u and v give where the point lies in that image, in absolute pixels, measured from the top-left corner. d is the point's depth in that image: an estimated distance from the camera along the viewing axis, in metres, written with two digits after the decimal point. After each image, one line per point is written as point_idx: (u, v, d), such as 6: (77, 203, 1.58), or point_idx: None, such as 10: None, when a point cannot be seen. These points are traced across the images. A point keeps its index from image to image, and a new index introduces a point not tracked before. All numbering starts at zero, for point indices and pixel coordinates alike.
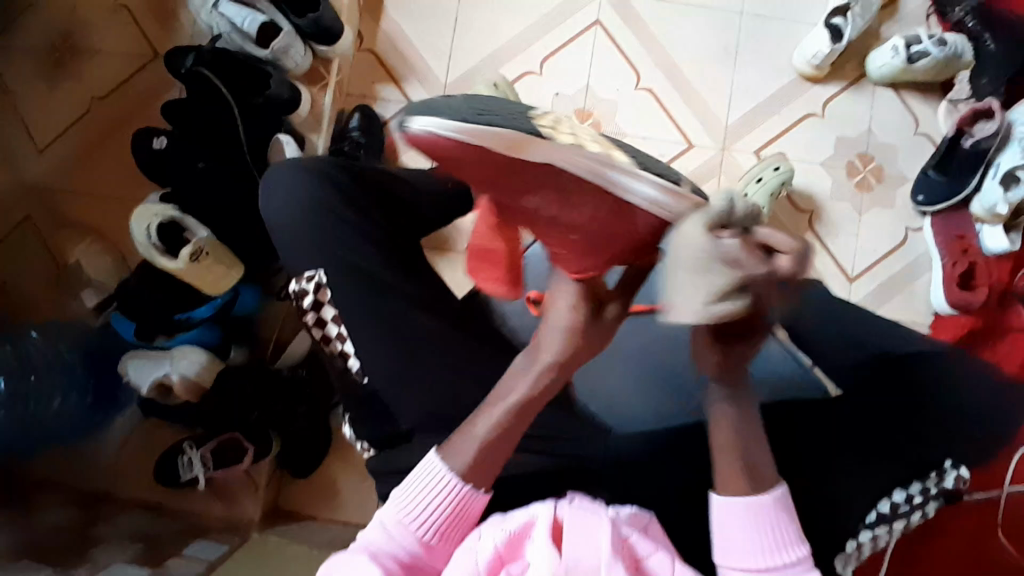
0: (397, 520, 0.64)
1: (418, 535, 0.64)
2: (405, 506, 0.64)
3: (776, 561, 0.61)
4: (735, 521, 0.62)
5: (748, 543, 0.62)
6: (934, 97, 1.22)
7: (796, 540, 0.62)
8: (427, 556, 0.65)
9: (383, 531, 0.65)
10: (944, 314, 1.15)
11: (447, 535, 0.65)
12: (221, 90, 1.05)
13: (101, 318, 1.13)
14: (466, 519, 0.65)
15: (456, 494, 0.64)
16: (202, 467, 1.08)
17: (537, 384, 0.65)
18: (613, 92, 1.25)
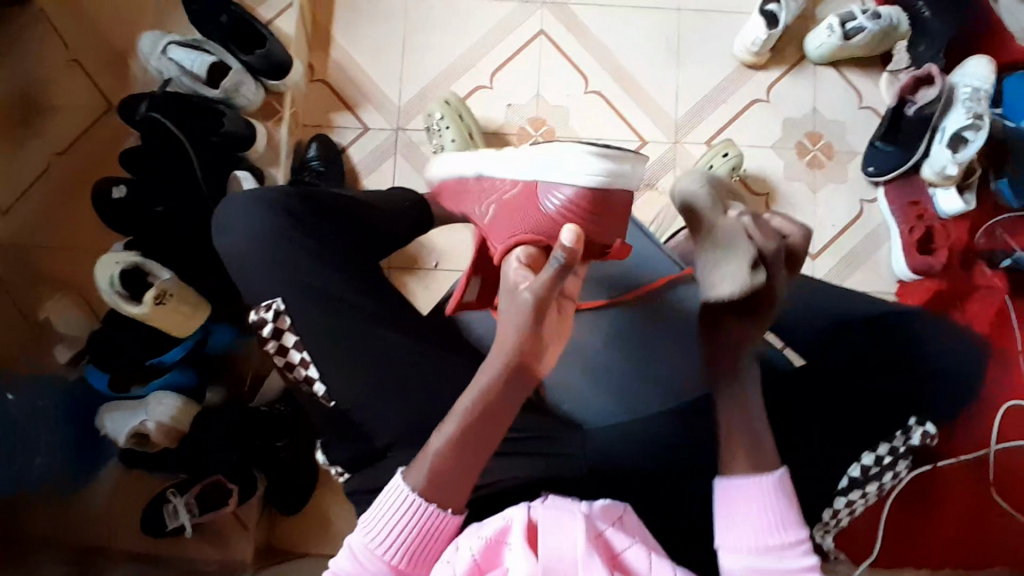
0: (363, 545, 0.66)
1: (387, 559, 0.65)
2: (370, 530, 0.66)
3: (775, 541, 0.65)
4: (740, 503, 0.66)
5: (748, 522, 0.66)
6: (875, 72, 1.26)
7: (797, 522, 0.66)
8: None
9: (353, 556, 0.66)
10: (907, 280, 1.18)
11: (418, 556, 0.66)
12: (174, 132, 1.06)
13: (77, 370, 1.11)
14: (436, 539, 0.66)
15: (418, 515, 0.65)
16: (188, 514, 1.07)
17: (490, 385, 0.63)
18: (564, 97, 1.27)
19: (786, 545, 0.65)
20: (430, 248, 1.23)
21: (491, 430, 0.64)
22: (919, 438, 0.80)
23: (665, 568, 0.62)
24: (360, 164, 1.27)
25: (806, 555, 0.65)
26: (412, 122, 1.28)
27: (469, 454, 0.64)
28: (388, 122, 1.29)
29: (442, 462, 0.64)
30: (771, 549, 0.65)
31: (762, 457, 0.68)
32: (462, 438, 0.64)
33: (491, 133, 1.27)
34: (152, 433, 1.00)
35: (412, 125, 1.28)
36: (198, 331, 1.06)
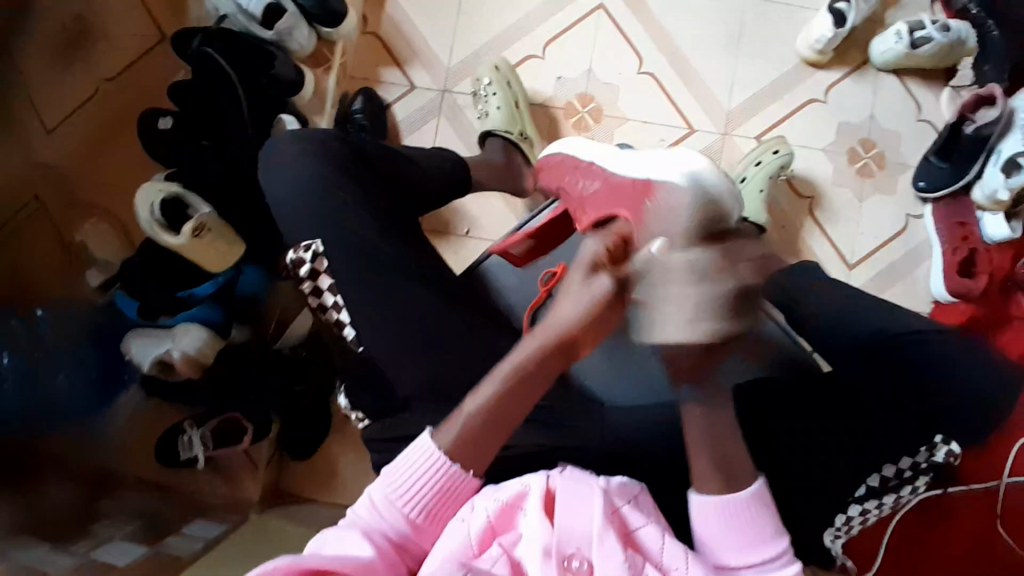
0: (385, 498, 0.65)
1: (407, 513, 0.64)
2: (392, 482, 0.65)
3: (756, 555, 0.65)
4: (714, 524, 0.66)
5: (730, 540, 0.65)
6: (937, 85, 1.22)
7: (773, 535, 0.66)
8: (418, 533, 0.64)
9: (371, 510, 0.65)
10: (944, 302, 1.16)
11: (436, 515, 0.65)
12: (224, 69, 1.05)
13: (106, 296, 1.14)
14: (456, 499, 0.66)
15: (449, 472, 0.65)
16: (202, 446, 1.08)
17: (492, 395, 0.64)
18: (615, 76, 1.25)
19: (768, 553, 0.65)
20: (462, 214, 1.22)
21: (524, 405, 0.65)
22: (944, 457, 0.78)
23: (676, 550, 0.62)
24: (403, 121, 1.26)
25: (786, 565, 0.65)
26: (459, 86, 1.27)
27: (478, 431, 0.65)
28: (434, 82, 1.27)
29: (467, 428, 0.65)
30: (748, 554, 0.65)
31: (734, 474, 0.67)
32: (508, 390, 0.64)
33: (538, 106, 1.26)
34: (176, 361, 1.00)
35: (459, 89, 1.27)
36: (228, 271, 1.07)
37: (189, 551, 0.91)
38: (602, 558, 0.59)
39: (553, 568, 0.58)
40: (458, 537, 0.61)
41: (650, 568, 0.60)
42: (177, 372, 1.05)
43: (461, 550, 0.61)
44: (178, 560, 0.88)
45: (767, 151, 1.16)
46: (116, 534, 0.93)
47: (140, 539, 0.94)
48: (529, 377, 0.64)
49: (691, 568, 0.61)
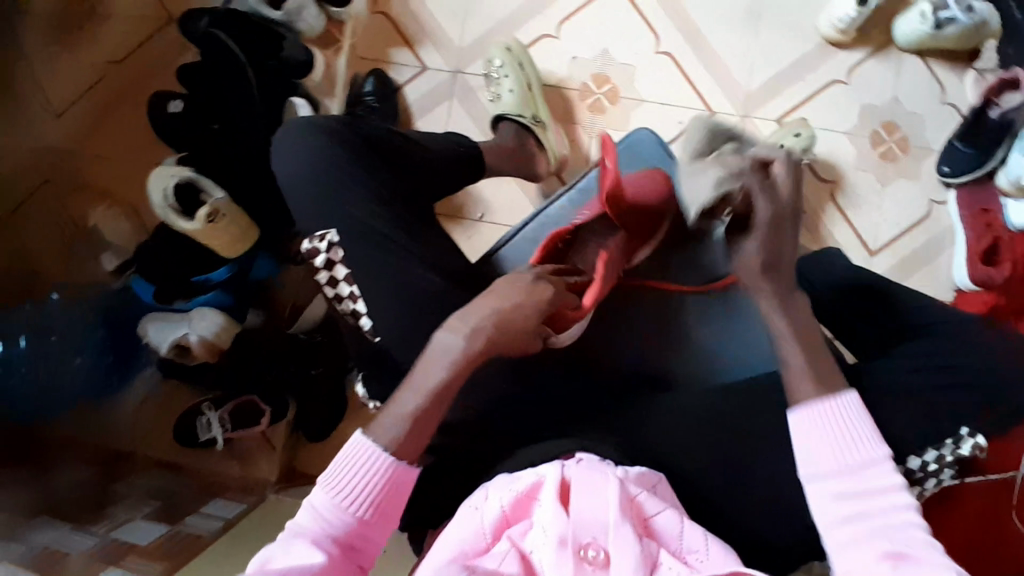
0: (326, 500, 0.63)
1: (351, 510, 0.62)
2: (333, 484, 0.63)
3: (854, 457, 0.62)
4: (816, 433, 0.64)
5: (826, 447, 0.63)
6: (962, 66, 1.18)
7: (874, 438, 0.63)
8: (369, 529, 0.63)
9: (314, 513, 0.62)
10: (966, 290, 1.13)
11: (383, 512, 0.64)
12: (233, 51, 1.03)
13: (123, 279, 1.12)
14: (398, 494, 0.64)
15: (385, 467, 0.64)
16: (220, 428, 1.10)
17: (423, 400, 0.66)
18: (631, 56, 1.22)
19: (872, 464, 0.62)
20: (476, 197, 1.21)
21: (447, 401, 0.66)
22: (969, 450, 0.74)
23: (695, 529, 0.62)
24: (415, 104, 1.24)
25: (888, 469, 0.62)
26: (471, 66, 1.24)
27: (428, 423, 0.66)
28: (446, 63, 1.25)
29: (416, 422, 0.65)
30: (850, 471, 0.62)
31: (832, 382, 0.67)
32: (456, 372, 0.66)
33: (551, 87, 1.23)
34: (194, 346, 1.01)
35: (471, 69, 1.24)
36: (243, 258, 1.07)
37: (209, 530, 0.92)
38: (619, 545, 0.58)
39: (568, 557, 0.58)
40: (472, 526, 0.61)
41: (665, 554, 0.60)
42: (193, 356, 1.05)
43: (475, 540, 0.61)
44: (197, 539, 0.89)
45: (789, 134, 1.13)
46: (134, 515, 0.95)
47: (160, 518, 0.95)
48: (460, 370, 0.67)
49: (711, 547, 0.61)
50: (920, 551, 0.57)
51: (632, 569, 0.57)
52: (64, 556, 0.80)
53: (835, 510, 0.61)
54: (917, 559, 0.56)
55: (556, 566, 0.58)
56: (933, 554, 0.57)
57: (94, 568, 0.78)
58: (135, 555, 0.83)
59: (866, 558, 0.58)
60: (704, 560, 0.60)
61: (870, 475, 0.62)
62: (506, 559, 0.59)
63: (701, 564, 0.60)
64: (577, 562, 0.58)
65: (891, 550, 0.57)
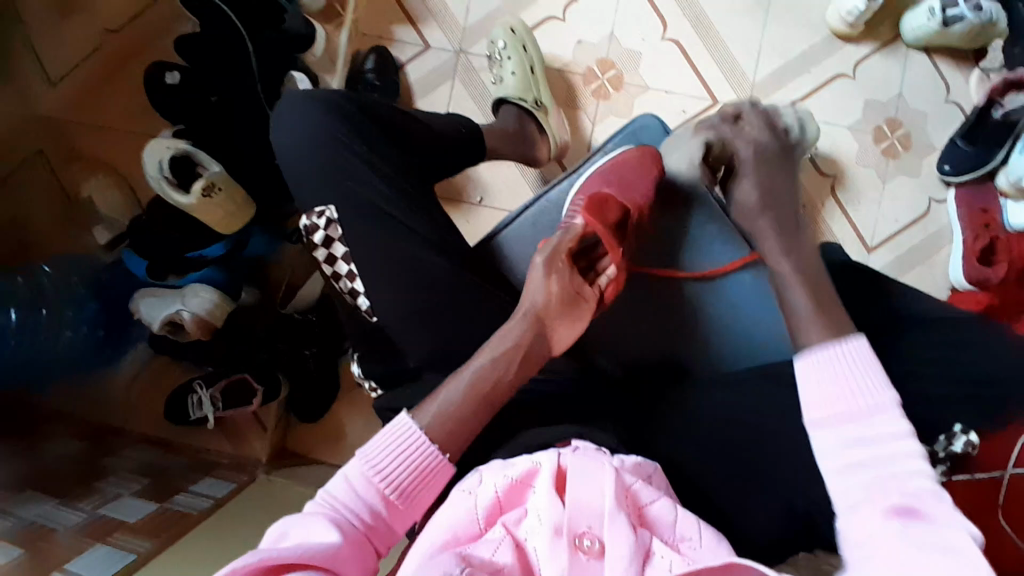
0: (361, 475, 0.60)
1: (382, 490, 0.60)
2: (369, 457, 0.61)
3: (854, 403, 0.58)
4: (823, 369, 0.62)
5: (829, 390, 0.60)
6: (967, 65, 1.17)
7: (882, 385, 0.59)
8: (393, 515, 0.60)
9: (346, 485, 0.59)
10: (961, 289, 1.13)
11: (413, 497, 0.61)
12: (234, 22, 1.02)
13: (113, 254, 1.12)
14: (433, 481, 0.62)
15: (424, 453, 0.62)
16: (212, 407, 1.06)
17: (460, 396, 0.66)
18: (638, 42, 1.21)
19: (880, 408, 0.57)
20: (477, 180, 1.20)
21: (498, 396, 0.68)
22: (962, 448, 0.72)
23: (689, 518, 0.62)
24: (417, 83, 1.23)
25: (893, 417, 0.57)
26: (475, 46, 1.22)
27: (469, 427, 0.65)
28: (449, 43, 1.22)
29: (456, 420, 0.65)
30: (861, 415, 0.57)
31: (842, 329, 0.65)
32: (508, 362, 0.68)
33: (555, 71, 1.22)
34: (187, 323, 0.99)
35: (474, 50, 1.22)
36: (237, 234, 1.04)
37: (198, 508, 0.91)
38: (612, 534, 0.57)
39: (562, 546, 0.58)
40: (465, 510, 0.61)
41: (659, 543, 0.59)
42: (186, 333, 1.04)
43: (469, 528, 0.60)
44: (186, 515, 0.88)
45: None
46: (124, 491, 0.94)
47: (148, 495, 0.94)
48: (512, 364, 0.68)
49: (704, 535, 0.61)
50: (932, 507, 0.51)
51: (625, 561, 0.56)
52: (51, 532, 0.79)
53: (840, 459, 0.56)
54: (929, 518, 0.50)
55: (549, 554, 0.58)
56: (946, 509, 0.50)
57: (82, 544, 0.78)
58: (125, 530, 0.82)
59: (873, 513, 0.52)
60: (696, 547, 0.60)
61: (879, 421, 0.56)
62: (500, 547, 0.59)
63: (694, 552, 0.60)
64: (571, 551, 0.57)
65: (901, 505, 0.51)
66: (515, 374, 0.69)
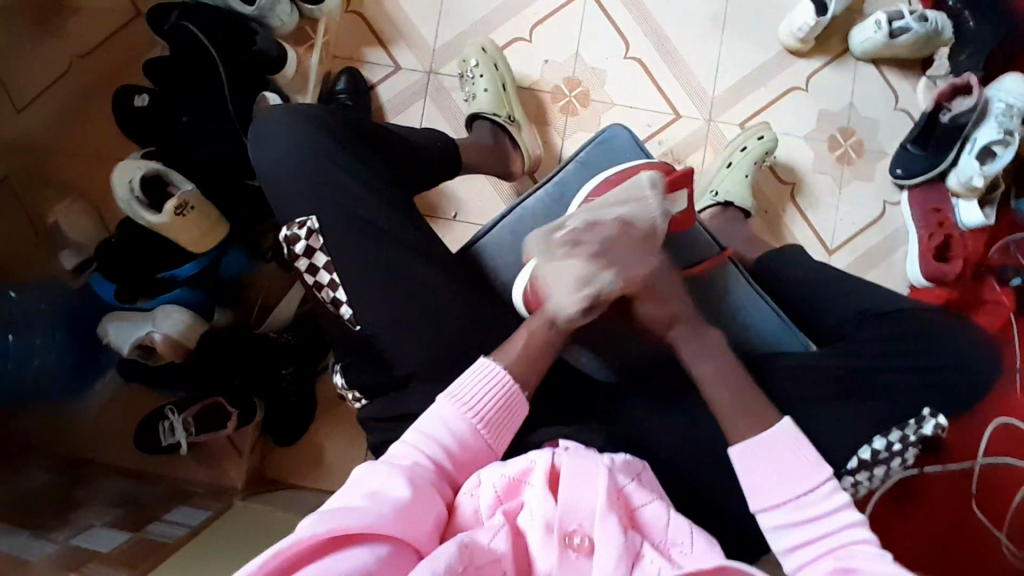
0: (454, 410, 0.67)
1: (473, 423, 0.67)
2: (460, 396, 0.68)
3: (793, 488, 0.65)
4: (755, 464, 0.68)
5: (767, 475, 0.67)
6: (913, 75, 1.24)
7: (815, 463, 0.66)
8: (477, 447, 0.67)
9: (441, 422, 0.66)
10: (919, 286, 1.18)
11: (497, 429, 0.68)
12: (203, 42, 1.02)
13: (80, 279, 1.09)
14: (512, 415, 0.70)
15: (508, 387, 0.69)
16: (184, 432, 1.04)
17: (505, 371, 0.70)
18: (603, 60, 1.25)
19: (815, 488, 0.65)
20: (451, 197, 1.21)
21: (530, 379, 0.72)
22: (931, 430, 0.77)
23: (681, 524, 0.62)
24: (390, 103, 1.25)
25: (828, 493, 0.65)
26: (446, 67, 1.25)
27: (535, 360, 0.72)
28: (420, 63, 1.25)
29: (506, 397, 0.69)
30: (795, 500, 0.65)
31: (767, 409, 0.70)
32: (539, 348, 0.73)
33: (526, 89, 1.25)
34: (158, 344, 0.97)
35: (445, 70, 1.25)
36: (213, 252, 1.04)
37: (173, 537, 0.88)
38: (603, 536, 0.57)
39: (554, 545, 0.58)
40: (467, 510, 0.61)
41: (648, 547, 0.59)
42: (158, 356, 1.02)
43: (472, 522, 0.61)
44: (164, 544, 0.85)
45: (753, 136, 1.17)
46: (97, 521, 0.91)
47: (123, 525, 0.91)
48: (539, 355, 0.73)
49: (696, 541, 0.61)
50: (863, 563, 0.60)
51: (614, 561, 0.57)
52: (22, 563, 0.76)
53: (783, 542, 0.65)
54: (868, 572, 0.58)
55: (542, 553, 0.58)
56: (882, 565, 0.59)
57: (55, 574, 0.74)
58: (101, 559, 0.79)
59: (821, 574, 0.61)
60: (687, 552, 0.60)
61: (813, 499, 0.65)
62: (497, 535, 0.57)
63: (684, 558, 0.60)
64: (561, 550, 0.58)
65: (841, 566, 0.60)
66: (541, 357, 0.73)
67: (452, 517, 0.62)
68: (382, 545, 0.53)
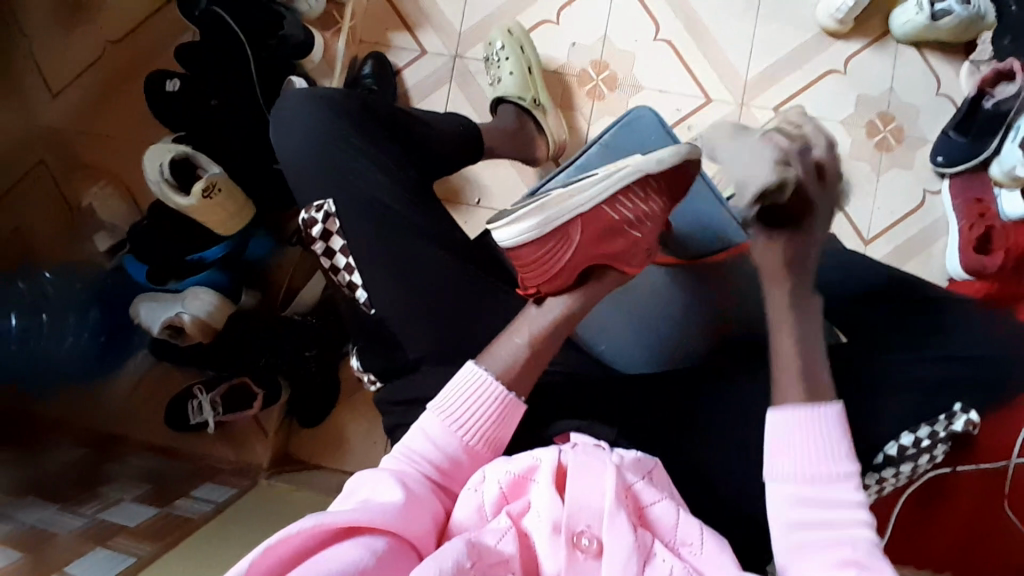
0: (441, 426, 0.66)
1: (461, 438, 0.66)
2: (447, 411, 0.66)
3: (819, 472, 0.62)
4: (788, 438, 0.64)
5: (803, 450, 0.63)
6: (956, 58, 1.19)
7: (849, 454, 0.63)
8: (469, 462, 0.66)
9: (427, 438, 0.65)
10: (958, 278, 1.14)
11: (489, 441, 0.67)
12: (230, 26, 1.02)
13: (114, 261, 1.12)
14: (506, 425, 0.68)
15: (500, 399, 0.68)
16: (212, 412, 1.08)
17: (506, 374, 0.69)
18: (631, 44, 1.23)
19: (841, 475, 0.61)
20: (475, 182, 1.21)
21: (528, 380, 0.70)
22: (961, 426, 0.74)
23: (691, 523, 0.61)
24: (415, 88, 1.24)
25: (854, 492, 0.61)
26: (471, 51, 1.24)
27: (537, 361, 0.71)
28: (445, 47, 1.24)
29: (504, 405, 0.68)
30: (813, 480, 0.62)
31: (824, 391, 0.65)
32: (538, 352, 0.71)
33: (551, 73, 1.24)
34: (187, 325, 1.00)
35: (471, 54, 1.24)
36: (238, 235, 1.05)
37: (198, 513, 0.91)
38: (611, 537, 0.57)
39: (561, 545, 0.57)
40: (471, 507, 0.61)
41: (659, 544, 0.59)
42: (187, 337, 1.04)
43: (475, 519, 0.61)
44: (187, 521, 0.87)
45: None
46: (125, 497, 0.94)
47: (149, 501, 0.94)
48: (536, 362, 0.71)
49: (706, 542, 0.60)
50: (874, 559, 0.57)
51: (623, 562, 0.56)
52: (51, 535, 0.79)
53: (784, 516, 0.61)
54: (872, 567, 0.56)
55: (549, 554, 0.57)
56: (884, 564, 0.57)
57: (82, 547, 0.77)
58: (125, 534, 0.82)
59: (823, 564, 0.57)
60: (697, 553, 0.60)
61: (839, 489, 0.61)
62: (505, 537, 0.58)
63: (695, 559, 0.59)
64: (569, 551, 0.57)
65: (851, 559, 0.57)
66: (538, 358, 0.71)
67: (449, 521, 0.61)
68: (376, 541, 0.52)
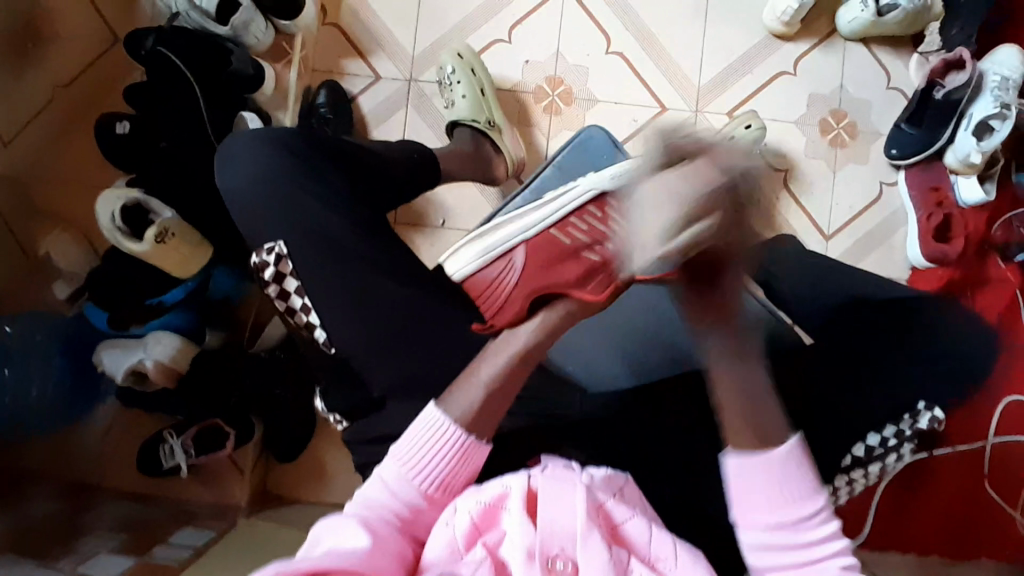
0: (397, 474, 0.64)
1: (419, 486, 0.63)
2: (403, 459, 0.64)
3: (790, 515, 0.58)
4: (752, 478, 0.59)
5: (765, 498, 0.59)
6: (905, 52, 1.21)
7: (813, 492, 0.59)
8: (429, 508, 0.64)
9: (384, 487, 0.63)
10: (921, 268, 1.15)
11: (449, 486, 0.64)
12: (180, 68, 1.02)
13: (75, 308, 1.11)
14: (467, 469, 0.65)
15: (460, 443, 0.65)
16: (184, 454, 1.06)
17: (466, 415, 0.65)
18: (584, 57, 1.23)
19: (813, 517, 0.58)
20: (437, 204, 1.20)
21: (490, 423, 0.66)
22: (927, 423, 0.75)
23: (664, 539, 0.61)
24: (371, 113, 1.24)
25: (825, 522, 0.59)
26: (425, 74, 1.24)
27: (501, 397, 0.68)
28: (400, 71, 1.24)
29: (464, 447, 0.65)
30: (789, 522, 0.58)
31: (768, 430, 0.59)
32: (503, 388, 0.67)
33: (507, 91, 1.24)
34: (151, 371, 0.99)
35: (425, 77, 1.24)
36: (200, 274, 1.04)
37: (176, 559, 0.89)
38: (586, 557, 0.57)
39: (535, 571, 0.56)
40: (443, 545, 0.59)
41: (635, 562, 0.59)
42: (152, 382, 1.03)
43: (447, 558, 0.58)
44: (167, 567, 0.86)
45: (740, 126, 1.15)
46: (100, 547, 0.91)
47: (126, 550, 0.91)
48: (500, 397, 0.67)
49: (679, 556, 0.60)
50: None
51: None
52: None
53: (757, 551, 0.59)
54: None
55: None
56: None
57: None
58: None
59: None
60: (672, 568, 0.59)
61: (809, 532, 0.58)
62: (479, 568, 0.57)
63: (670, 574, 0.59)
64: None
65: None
66: (504, 394, 0.68)
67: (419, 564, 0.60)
68: None
